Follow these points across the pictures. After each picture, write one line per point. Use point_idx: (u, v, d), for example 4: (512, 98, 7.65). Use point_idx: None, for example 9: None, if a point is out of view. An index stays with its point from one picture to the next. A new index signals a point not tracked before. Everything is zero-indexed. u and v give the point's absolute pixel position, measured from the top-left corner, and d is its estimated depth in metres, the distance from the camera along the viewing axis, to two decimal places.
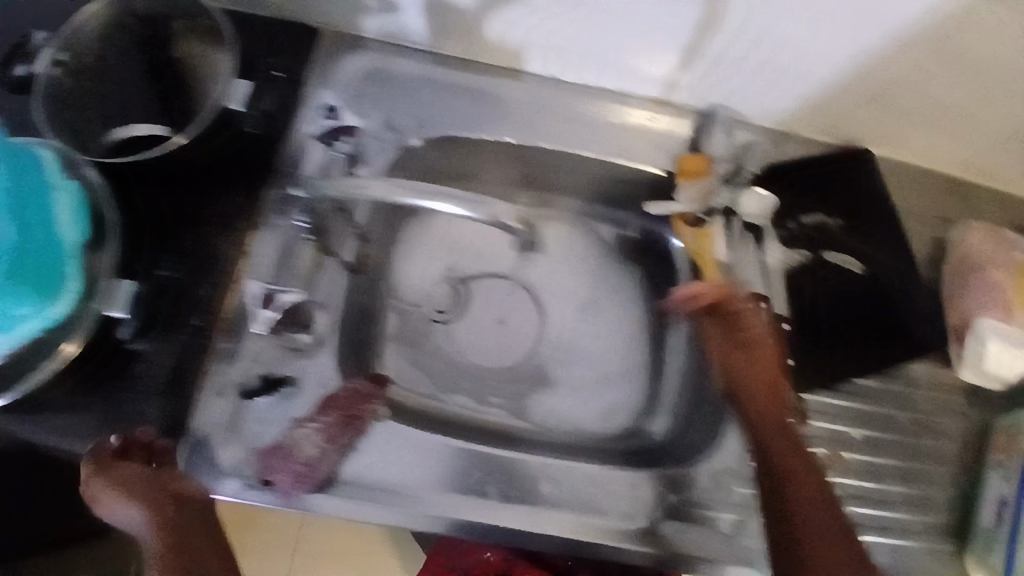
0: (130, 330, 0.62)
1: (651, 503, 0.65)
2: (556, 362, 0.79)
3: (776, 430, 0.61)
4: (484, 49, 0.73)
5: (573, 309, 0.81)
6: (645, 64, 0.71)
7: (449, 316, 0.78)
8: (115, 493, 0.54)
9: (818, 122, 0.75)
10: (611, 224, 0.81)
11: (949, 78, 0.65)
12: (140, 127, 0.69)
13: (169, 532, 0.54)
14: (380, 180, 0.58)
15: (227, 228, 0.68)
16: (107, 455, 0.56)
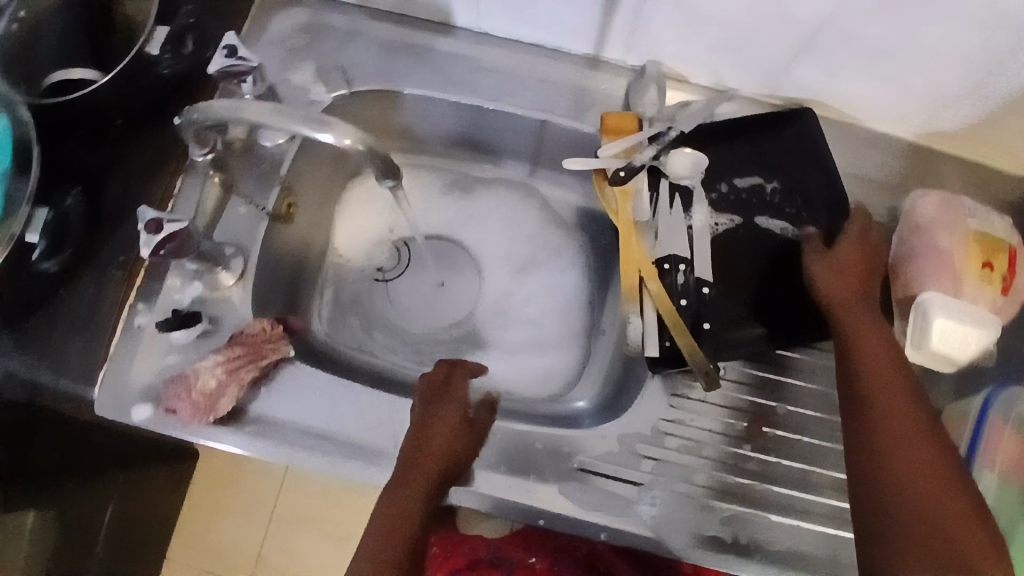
0: (39, 253, 0.55)
1: (558, 468, 0.61)
2: (492, 324, 0.76)
3: (873, 337, 0.56)
4: (415, 8, 0.69)
5: (510, 273, 0.78)
6: (575, 19, 0.66)
7: (390, 275, 0.77)
8: (448, 416, 0.61)
9: (758, 79, 0.68)
10: (558, 190, 0.78)
11: (879, 26, 0.58)
12: (77, 72, 0.59)
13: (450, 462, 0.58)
14: (230, 102, 0.48)
15: (153, 172, 0.64)
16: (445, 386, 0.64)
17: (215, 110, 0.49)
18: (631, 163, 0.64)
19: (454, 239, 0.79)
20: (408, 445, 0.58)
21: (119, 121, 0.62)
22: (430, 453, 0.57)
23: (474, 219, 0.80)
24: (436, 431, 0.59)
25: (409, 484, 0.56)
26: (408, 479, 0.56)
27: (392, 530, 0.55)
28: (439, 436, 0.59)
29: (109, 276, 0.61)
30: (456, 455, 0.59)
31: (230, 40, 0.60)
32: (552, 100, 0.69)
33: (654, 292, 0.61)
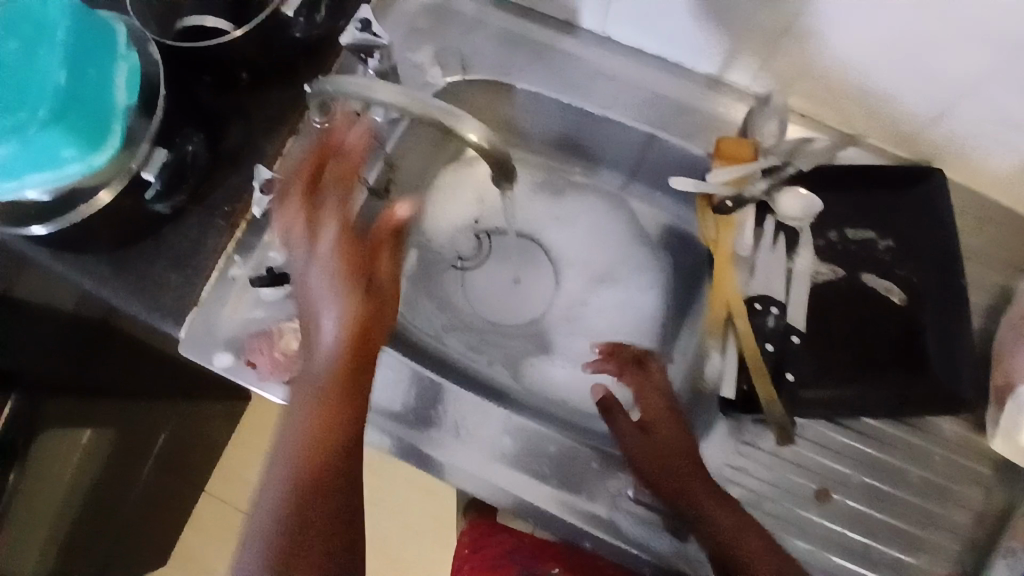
0: (154, 193, 0.58)
1: (612, 489, 0.61)
2: (560, 330, 0.76)
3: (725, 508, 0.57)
4: (544, 4, 0.68)
5: (587, 282, 0.77)
6: (706, 36, 0.64)
7: (468, 264, 0.78)
8: (316, 183, 0.51)
9: (888, 127, 0.64)
10: (650, 208, 0.76)
11: None
12: (211, 21, 0.60)
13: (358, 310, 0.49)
14: (365, 82, 0.48)
15: (272, 129, 0.65)
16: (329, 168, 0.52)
17: (347, 88, 0.49)
18: (740, 194, 0.62)
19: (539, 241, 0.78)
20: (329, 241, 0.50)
21: (243, 76, 0.64)
22: (343, 324, 0.49)
23: (562, 223, 0.78)
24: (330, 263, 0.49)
25: (318, 376, 0.50)
26: (320, 387, 0.50)
27: (311, 444, 0.48)
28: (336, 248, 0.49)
29: (214, 225, 0.63)
30: (380, 303, 0.51)
31: (364, 13, 0.62)
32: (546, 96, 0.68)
33: (740, 332, 0.59)
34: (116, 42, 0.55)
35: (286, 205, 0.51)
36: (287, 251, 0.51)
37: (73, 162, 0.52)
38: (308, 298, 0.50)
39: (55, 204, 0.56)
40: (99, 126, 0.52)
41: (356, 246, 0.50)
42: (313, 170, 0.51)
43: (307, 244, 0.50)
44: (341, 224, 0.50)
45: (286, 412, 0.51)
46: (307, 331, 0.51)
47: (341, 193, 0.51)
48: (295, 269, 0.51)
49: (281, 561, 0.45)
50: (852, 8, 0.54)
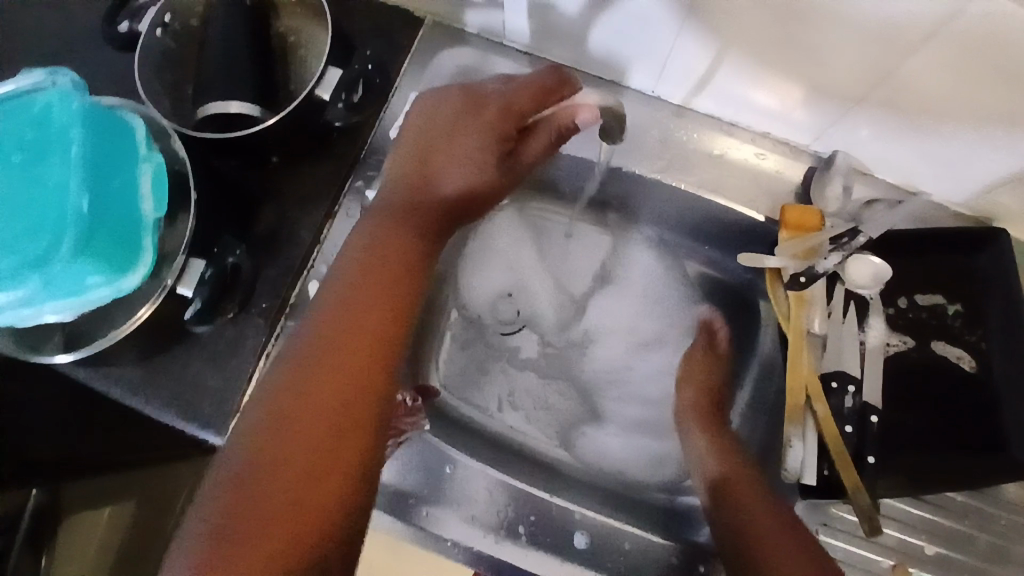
0: (195, 312, 0.54)
1: None
2: (605, 394, 0.72)
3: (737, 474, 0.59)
4: (588, 62, 0.64)
5: (628, 346, 0.72)
6: (763, 98, 0.61)
7: (501, 331, 0.73)
8: (494, 84, 0.58)
9: (953, 189, 0.62)
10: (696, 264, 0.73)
11: None
12: (235, 107, 0.55)
13: (466, 182, 0.57)
14: None
15: (306, 210, 0.61)
16: (513, 86, 0.57)
17: None
18: (812, 268, 0.59)
19: (578, 296, 0.74)
20: (470, 114, 0.57)
21: (274, 158, 0.61)
22: (461, 148, 0.57)
23: (603, 282, 0.73)
24: (468, 127, 0.56)
25: (411, 211, 0.55)
26: (397, 237, 0.53)
27: (365, 331, 0.49)
28: (486, 120, 0.56)
29: (253, 322, 0.59)
30: (489, 179, 0.58)
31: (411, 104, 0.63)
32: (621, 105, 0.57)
33: (819, 415, 0.57)
34: (137, 141, 0.49)
35: (448, 99, 0.58)
36: (433, 114, 0.58)
37: (99, 288, 0.46)
38: (433, 142, 0.57)
39: (88, 328, 0.52)
40: (127, 245, 0.47)
41: (501, 120, 0.56)
42: (489, 87, 0.58)
43: (451, 123, 0.57)
44: (500, 109, 0.56)
45: (363, 228, 0.54)
46: (422, 176, 0.56)
47: (511, 96, 0.56)
48: (425, 124, 0.58)
49: (311, 375, 0.46)
50: (937, 77, 0.50)
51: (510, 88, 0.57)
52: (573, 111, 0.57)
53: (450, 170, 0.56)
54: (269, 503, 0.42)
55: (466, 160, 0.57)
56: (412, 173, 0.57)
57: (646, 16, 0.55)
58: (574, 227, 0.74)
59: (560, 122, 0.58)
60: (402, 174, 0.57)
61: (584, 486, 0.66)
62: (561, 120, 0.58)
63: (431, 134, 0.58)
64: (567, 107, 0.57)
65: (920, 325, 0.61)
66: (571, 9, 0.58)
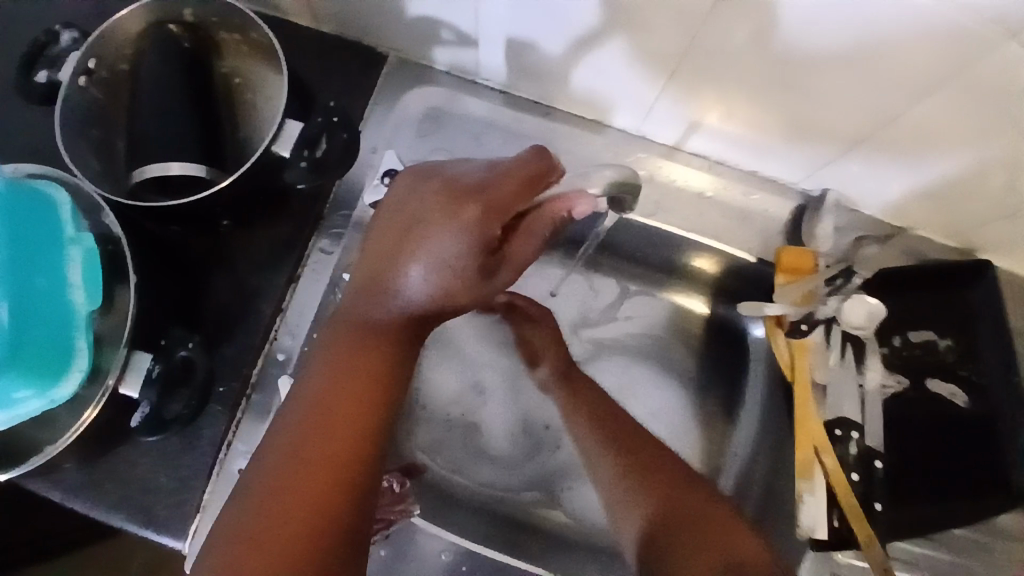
0: (143, 418, 0.47)
1: None
2: None
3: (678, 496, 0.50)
4: (568, 100, 0.60)
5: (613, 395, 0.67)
6: (750, 135, 0.58)
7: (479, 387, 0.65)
8: (474, 170, 0.45)
9: (944, 223, 0.61)
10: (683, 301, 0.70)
11: None
12: (177, 167, 0.48)
13: (433, 302, 0.45)
14: None
15: (266, 277, 0.55)
16: (498, 177, 0.43)
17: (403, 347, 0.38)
18: (812, 314, 0.59)
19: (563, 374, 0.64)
20: (440, 213, 0.43)
21: (226, 222, 0.54)
22: (431, 261, 0.43)
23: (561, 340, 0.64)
24: (436, 234, 0.43)
25: (376, 326, 0.44)
26: (372, 343, 0.44)
27: (363, 384, 0.42)
28: (464, 226, 0.42)
29: (211, 412, 0.52)
30: (468, 296, 0.45)
31: (390, 164, 0.58)
32: (634, 172, 0.47)
33: (829, 467, 0.56)
34: (62, 222, 0.44)
35: (420, 187, 0.45)
36: (402, 204, 0.46)
37: (29, 401, 0.40)
38: (394, 245, 0.45)
39: (25, 443, 0.46)
40: (56, 350, 0.41)
41: (482, 226, 0.42)
42: (467, 175, 0.44)
43: (421, 219, 0.44)
44: (481, 211, 0.42)
45: (324, 343, 0.45)
46: (379, 287, 0.45)
47: (495, 192, 0.42)
48: (389, 223, 0.46)
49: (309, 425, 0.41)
50: (950, 116, 0.48)
51: (492, 181, 0.43)
52: (568, 202, 0.44)
53: (418, 278, 0.44)
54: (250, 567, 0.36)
55: (433, 279, 0.44)
56: (368, 284, 0.45)
57: (632, 56, 0.52)
58: (554, 266, 0.67)
59: (553, 216, 0.45)
60: (363, 279, 0.46)
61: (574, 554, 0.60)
62: (554, 212, 0.44)
63: (387, 236, 0.46)
64: (563, 198, 0.44)
65: (914, 363, 0.60)
66: (553, 48, 0.53)
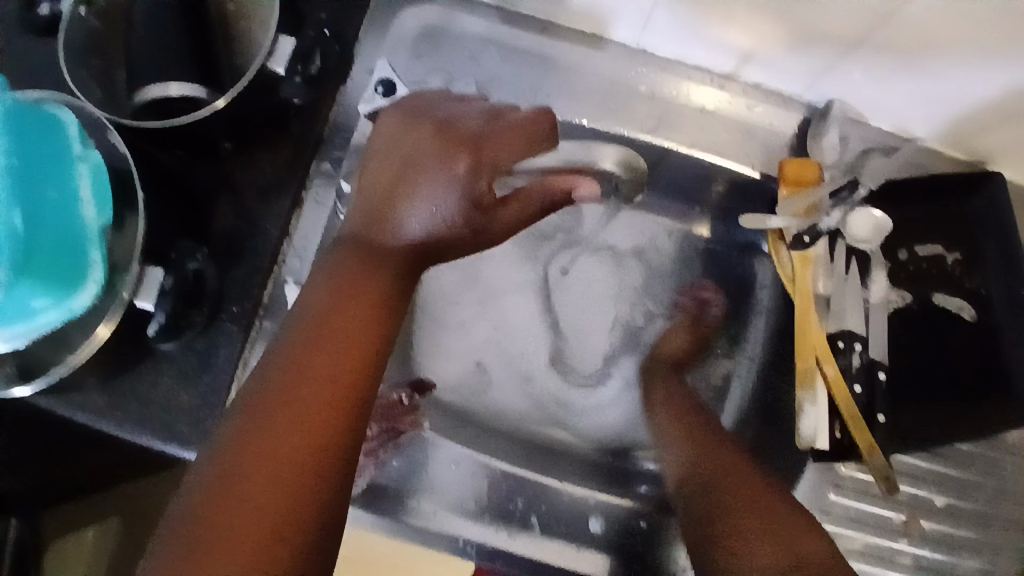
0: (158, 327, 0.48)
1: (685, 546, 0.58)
2: (597, 371, 0.65)
3: (724, 472, 0.50)
4: (567, 15, 0.59)
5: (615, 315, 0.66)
6: (754, 45, 0.56)
7: (489, 307, 0.64)
8: (474, 117, 0.47)
9: (950, 134, 0.60)
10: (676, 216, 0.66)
11: None
12: (176, 88, 0.49)
13: (417, 250, 0.44)
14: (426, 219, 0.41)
15: (268, 198, 0.55)
16: (492, 127, 0.46)
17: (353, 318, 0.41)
18: (814, 226, 0.58)
19: (578, 298, 0.66)
20: (434, 152, 0.45)
21: (227, 144, 0.54)
22: (419, 206, 0.43)
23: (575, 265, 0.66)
24: (426, 174, 0.44)
25: (382, 249, 0.43)
26: (375, 265, 0.43)
27: (359, 292, 0.41)
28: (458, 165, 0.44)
29: (224, 330, 0.53)
30: (459, 237, 0.45)
31: (384, 74, 0.58)
32: (645, 167, 0.54)
33: (829, 376, 0.56)
34: (68, 140, 0.44)
35: (415, 122, 0.46)
36: (393, 140, 0.46)
37: (48, 311, 0.42)
38: (392, 180, 0.44)
39: (42, 357, 0.46)
40: (70, 263, 0.42)
41: (475, 173, 0.45)
42: (466, 118, 0.46)
43: (416, 153, 0.45)
44: (479, 157, 0.45)
45: (326, 260, 0.44)
46: (377, 220, 0.44)
47: (492, 143, 0.45)
48: (385, 155, 0.46)
49: (318, 326, 0.40)
50: (956, 20, 0.47)
51: (490, 131, 0.46)
52: (570, 179, 0.49)
53: (419, 217, 0.43)
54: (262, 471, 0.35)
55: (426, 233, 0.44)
56: (365, 214, 0.44)
57: None
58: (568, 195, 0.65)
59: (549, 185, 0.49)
60: (362, 205, 0.45)
61: (587, 466, 0.61)
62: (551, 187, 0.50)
63: (384, 162, 0.45)
64: (569, 174, 0.50)
65: (920, 275, 0.59)
66: None
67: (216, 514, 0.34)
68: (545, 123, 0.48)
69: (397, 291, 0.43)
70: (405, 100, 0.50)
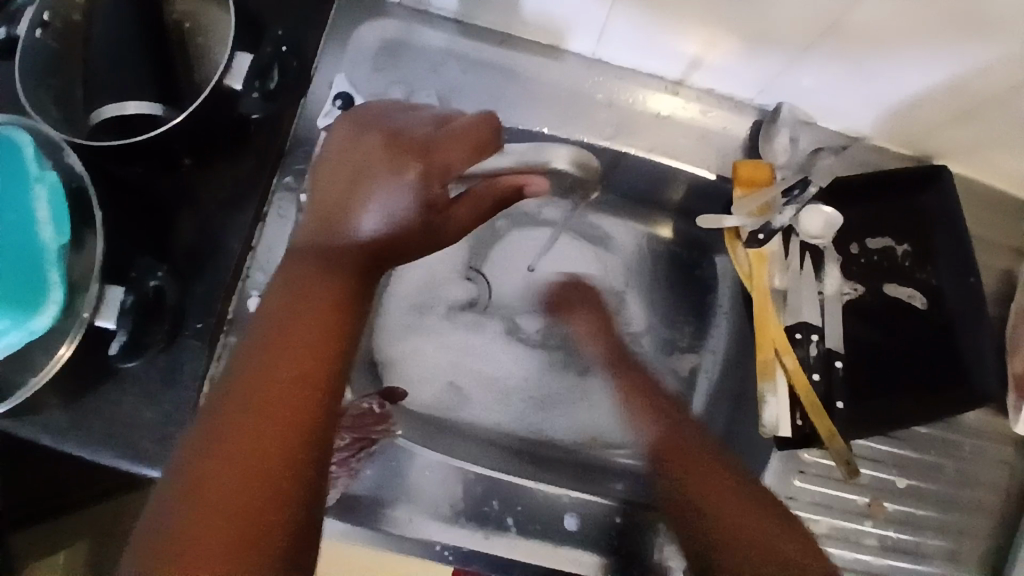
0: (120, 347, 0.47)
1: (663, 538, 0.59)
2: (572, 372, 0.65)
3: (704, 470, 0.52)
4: (523, 27, 0.61)
5: (585, 315, 0.67)
6: (704, 51, 0.59)
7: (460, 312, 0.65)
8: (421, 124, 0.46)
9: (894, 131, 0.63)
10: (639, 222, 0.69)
11: None
12: (132, 106, 0.49)
13: (370, 253, 0.44)
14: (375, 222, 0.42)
15: (233, 214, 0.56)
16: (438, 134, 0.45)
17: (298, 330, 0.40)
18: (769, 224, 0.59)
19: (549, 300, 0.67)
20: (384, 160, 0.44)
21: (186, 161, 0.54)
22: (372, 216, 0.44)
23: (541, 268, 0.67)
24: (375, 183, 0.43)
25: (339, 256, 0.43)
26: (333, 273, 0.43)
27: (320, 299, 0.42)
28: (407, 173, 0.43)
29: (190, 347, 0.53)
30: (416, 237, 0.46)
31: (342, 88, 0.60)
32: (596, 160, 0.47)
33: (789, 367, 0.58)
34: (26, 163, 0.45)
35: (365, 133, 0.46)
36: (345, 151, 0.46)
37: (8, 334, 0.42)
38: (343, 189, 0.44)
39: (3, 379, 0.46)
40: (28, 282, 0.43)
41: (427, 181, 0.44)
42: (414, 128, 0.46)
43: (367, 163, 0.44)
44: (428, 164, 0.44)
45: (283, 271, 0.43)
46: (332, 229, 0.44)
47: (439, 151, 0.45)
48: (338, 166, 0.45)
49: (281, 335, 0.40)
50: (890, 22, 0.49)
51: (437, 138, 0.45)
52: (522, 180, 0.46)
53: (373, 225, 0.43)
54: (224, 480, 0.35)
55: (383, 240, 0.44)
56: (319, 225, 0.44)
57: None
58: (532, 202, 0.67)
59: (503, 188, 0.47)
60: (314, 216, 0.45)
61: (562, 465, 0.62)
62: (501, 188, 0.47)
63: (339, 172, 0.45)
64: (518, 175, 0.46)
65: (871, 268, 0.62)
66: None
67: (183, 531, 0.33)
68: (489, 127, 0.46)
69: (362, 297, 0.43)
70: (356, 110, 0.49)
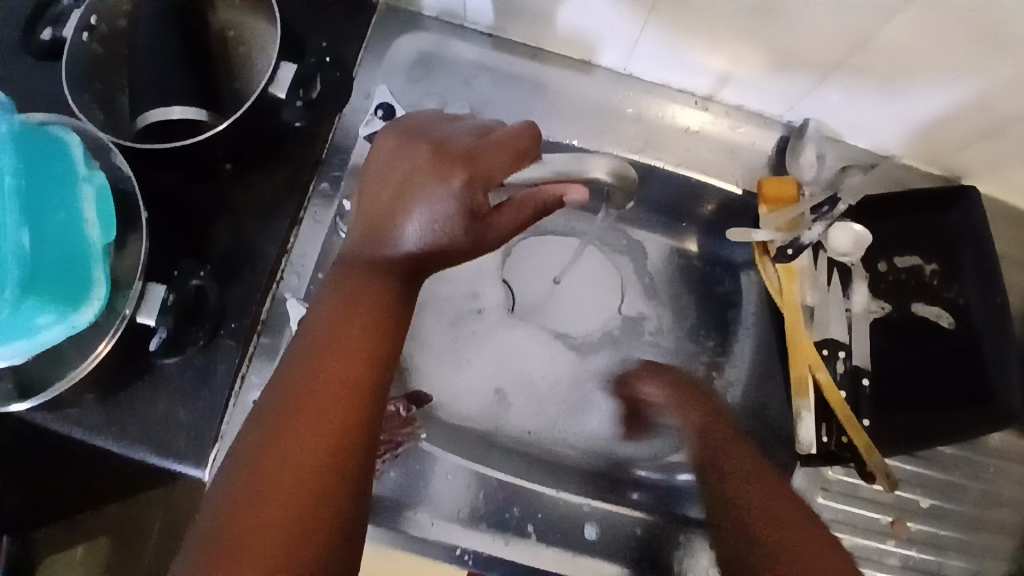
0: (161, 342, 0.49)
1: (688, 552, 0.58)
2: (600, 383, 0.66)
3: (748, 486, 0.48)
4: (555, 40, 0.62)
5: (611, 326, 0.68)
6: (735, 67, 0.59)
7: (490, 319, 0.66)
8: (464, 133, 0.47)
9: (921, 149, 0.63)
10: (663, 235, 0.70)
11: None
12: (178, 111, 0.50)
13: (410, 260, 0.45)
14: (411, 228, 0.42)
15: (270, 218, 0.57)
16: (481, 142, 0.46)
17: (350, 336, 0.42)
18: (798, 239, 0.60)
19: (576, 310, 0.68)
20: (428, 169, 0.44)
21: (227, 166, 0.56)
22: (416, 223, 0.44)
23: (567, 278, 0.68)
24: (419, 192, 0.44)
25: (379, 262, 0.44)
26: (375, 278, 0.44)
27: (364, 303, 0.43)
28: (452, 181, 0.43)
29: (224, 347, 0.54)
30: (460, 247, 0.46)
31: (383, 98, 0.60)
32: (633, 171, 0.47)
33: (821, 382, 0.58)
34: (74, 162, 0.45)
35: (409, 142, 0.46)
36: (388, 160, 0.46)
37: (50, 328, 0.43)
38: (385, 197, 0.45)
39: (39, 373, 0.47)
40: (74, 282, 0.43)
41: (470, 189, 0.44)
42: (456, 137, 0.46)
43: (411, 172, 0.45)
44: (472, 172, 0.44)
45: (329, 276, 0.45)
46: (375, 237, 0.44)
47: (483, 158, 0.44)
48: (380, 174, 0.46)
49: (327, 338, 0.41)
50: (921, 41, 0.50)
51: (479, 146, 0.45)
52: (561, 188, 0.48)
53: (416, 234, 0.44)
54: (267, 477, 0.36)
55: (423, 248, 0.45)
56: (365, 235, 0.45)
57: None
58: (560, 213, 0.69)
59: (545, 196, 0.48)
60: (359, 224, 0.45)
61: (585, 475, 0.62)
62: (543, 196, 0.47)
63: (382, 180, 0.45)
64: (558, 183, 0.48)
65: (901, 286, 0.62)
66: None
67: (229, 525, 0.35)
68: (530, 137, 0.47)
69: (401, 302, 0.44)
70: (400, 121, 0.50)
